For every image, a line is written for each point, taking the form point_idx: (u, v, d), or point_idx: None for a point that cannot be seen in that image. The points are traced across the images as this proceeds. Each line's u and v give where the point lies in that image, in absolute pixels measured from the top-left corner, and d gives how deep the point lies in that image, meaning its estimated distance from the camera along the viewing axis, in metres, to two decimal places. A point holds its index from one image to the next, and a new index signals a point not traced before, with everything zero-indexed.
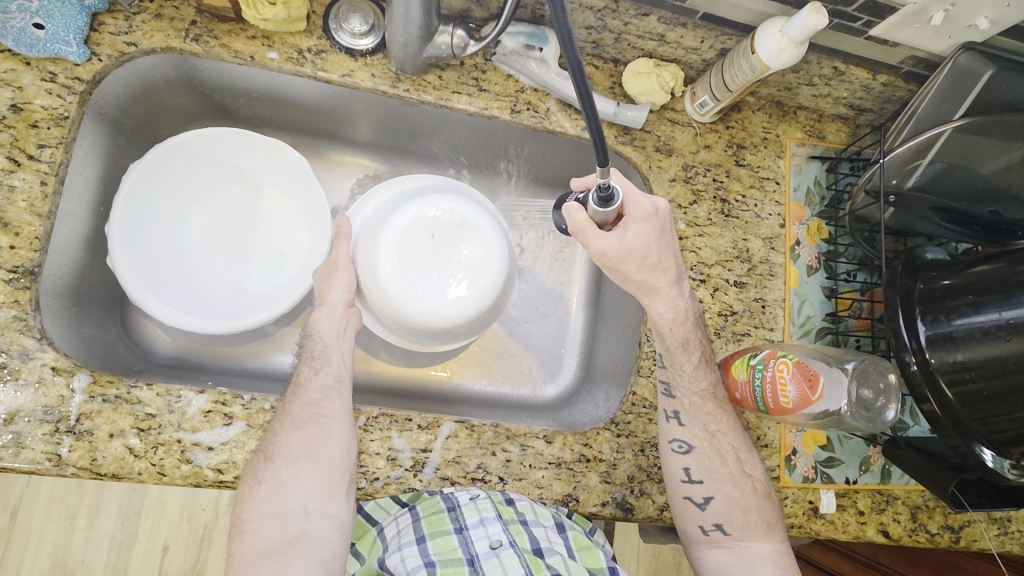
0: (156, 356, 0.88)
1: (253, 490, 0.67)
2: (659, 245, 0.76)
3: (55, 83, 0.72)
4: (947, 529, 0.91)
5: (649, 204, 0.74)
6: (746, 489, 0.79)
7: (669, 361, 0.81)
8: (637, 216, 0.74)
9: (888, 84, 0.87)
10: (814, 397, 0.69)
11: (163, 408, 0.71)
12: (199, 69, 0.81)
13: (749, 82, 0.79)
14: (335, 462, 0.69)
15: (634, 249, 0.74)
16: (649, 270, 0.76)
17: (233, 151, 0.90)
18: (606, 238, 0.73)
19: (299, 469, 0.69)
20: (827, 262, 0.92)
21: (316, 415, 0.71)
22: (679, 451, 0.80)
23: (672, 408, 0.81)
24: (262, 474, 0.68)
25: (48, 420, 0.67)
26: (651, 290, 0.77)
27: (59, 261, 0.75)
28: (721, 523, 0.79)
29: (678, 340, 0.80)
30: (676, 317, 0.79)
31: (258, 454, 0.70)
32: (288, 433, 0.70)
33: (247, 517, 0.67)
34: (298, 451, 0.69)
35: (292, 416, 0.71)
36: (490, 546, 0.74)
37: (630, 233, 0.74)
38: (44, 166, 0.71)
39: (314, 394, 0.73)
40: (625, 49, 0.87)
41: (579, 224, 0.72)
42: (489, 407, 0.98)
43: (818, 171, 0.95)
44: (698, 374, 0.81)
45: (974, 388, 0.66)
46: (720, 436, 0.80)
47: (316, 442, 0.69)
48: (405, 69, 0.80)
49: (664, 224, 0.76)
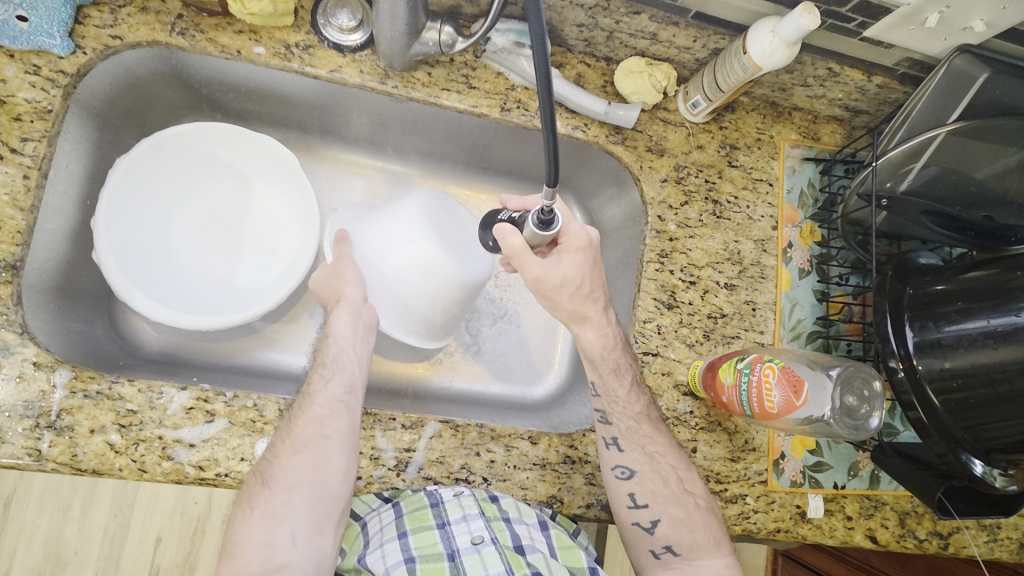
0: (143, 351, 0.87)
1: (246, 514, 0.67)
2: (592, 275, 0.77)
3: (39, 76, 0.71)
4: (936, 536, 0.91)
5: (584, 235, 0.75)
6: (690, 506, 0.79)
7: (603, 389, 0.82)
8: (574, 246, 0.74)
9: (883, 86, 0.86)
10: (798, 403, 0.68)
11: (144, 404, 0.70)
12: (186, 63, 0.81)
13: (741, 82, 0.78)
14: (331, 488, 0.69)
15: (567, 279, 0.75)
16: (581, 300, 0.77)
17: (222, 146, 0.89)
18: (541, 265, 0.73)
19: (293, 496, 0.69)
20: (819, 265, 0.91)
21: (319, 435, 0.70)
22: (622, 478, 0.79)
23: (611, 434, 0.81)
24: (256, 497, 0.68)
25: (28, 415, 0.67)
26: (582, 319, 0.78)
27: (42, 256, 0.74)
28: (671, 545, 0.79)
29: (610, 366, 0.80)
30: (606, 344, 0.80)
31: (255, 472, 0.69)
32: (290, 457, 0.70)
33: (236, 541, 0.67)
34: (297, 474, 0.69)
35: (294, 436, 0.71)
36: (471, 541, 0.72)
37: (563, 262, 0.75)
38: (26, 160, 0.70)
39: (319, 411, 0.73)
40: (617, 47, 0.86)
41: (515, 249, 0.71)
42: (477, 405, 0.97)
43: (812, 173, 0.94)
44: (631, 398, 0.81)
45: (960, 397, 0.65)
46: (659, 457, 0.80)
47: (316, 467, 0.69)
48: (393, 66, 0.79)
49: (597, 256, 0.77)
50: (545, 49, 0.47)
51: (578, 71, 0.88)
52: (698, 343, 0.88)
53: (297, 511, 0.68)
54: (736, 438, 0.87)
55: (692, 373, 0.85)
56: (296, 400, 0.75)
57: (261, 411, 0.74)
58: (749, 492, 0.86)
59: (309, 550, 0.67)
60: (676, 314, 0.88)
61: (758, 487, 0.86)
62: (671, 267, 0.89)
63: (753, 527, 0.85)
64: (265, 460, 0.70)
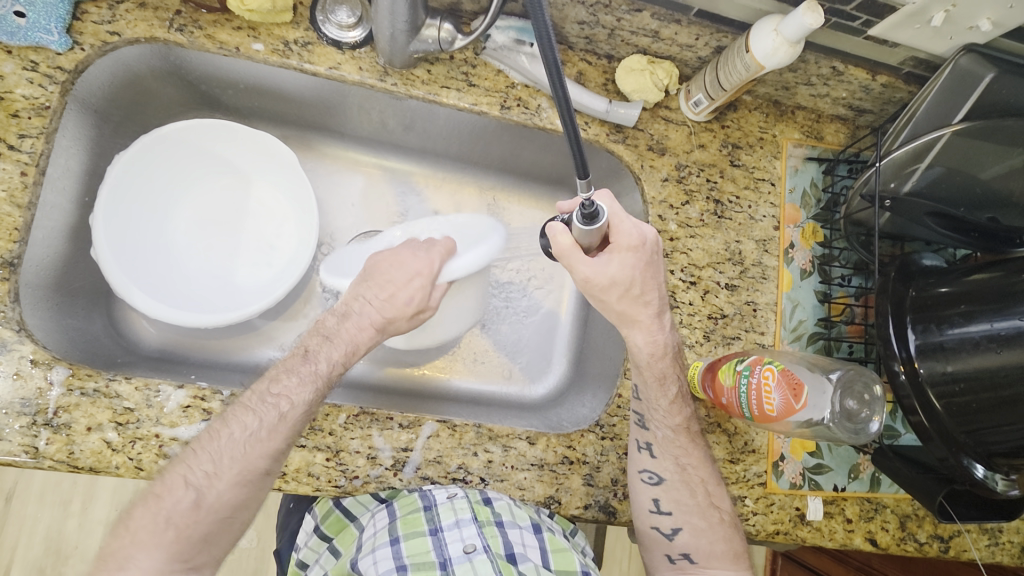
0: (141, 349, 0.87)
1: (154, 530, 0.62)
2: (643, 278, 0.72)
3: (37, 72, 0.71)
4: (936, 539, 0.90)
5: (637, 234, 0.70)
6: (713, 519, 0.80)
7: (644, 395, 0.81)
8: (625, 245, 0.70)
9: (888, 85, 0.86)
10: (798, 406, 0.67)
11: (141, 402, 0.70)
12: (184, 59, 0.80)
13: (744, 81, 0.77)
14: (238, 524, 0.67)
15: (617, 280, 0.71)
16: (630, 302, 0.73)
17: (222, 143, 0.89)
18: (589, 265, 0.69)
19: (205, 526, 0.64)
20: (821, 266, 0.90)
21: (264, 473, 0.67)
22: (649, 482, 0.80)
23: (645, 439, 0.81)
24: (175, 516, 0.63)
25: (25, 412, 0.67)
26: (630, 322, 0.75)
27: (40, 253, 0.74)
28: (689, 553, 0.81)
29: (655, 374, 0.79)
30: (653, 351, 0.77)
31: (187, 488, 0.63)
32: (229, 485, 0.65)
33: (128, 554, 0.61)
34: (226, 508, 0.65)
35: (241, 465, 0.65)
36: (464, 549, 0.73)
37: (614, 262, 0.70)
38: (24, 157, 0.70)
39: (281, 444, 0.67)
40: (618, 45, 0.85)
41: (564, 248, 0.67)
42: (476, 405, 0.96)
43: (815, 172, 0.93)
44: (672, 409, 0.81)
45: (962, 400, 0.64)
46: (691, 468, 0.81)
47: (242, 503, 0.66)
48: (393, 63, 0.79)
49: (650, 256, 0.72)
50: (552, 41, 0.44)
51: (579, 69, 0.88)
52: (698, 343, 0.87)
53: (209, 543, 0.64)
54: (735, 440, 0.87)
55: (692, 374, 0.85)
56: (256, 419, 0.67)
57: None
58: (748, 494, 0.86)
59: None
60: (677, 315, 0.87)
61: (758, 489, 0.86)
62: (672, 267, 0.88)
63: (752, 529, 0.85)
64: (205, 481, 0.64)
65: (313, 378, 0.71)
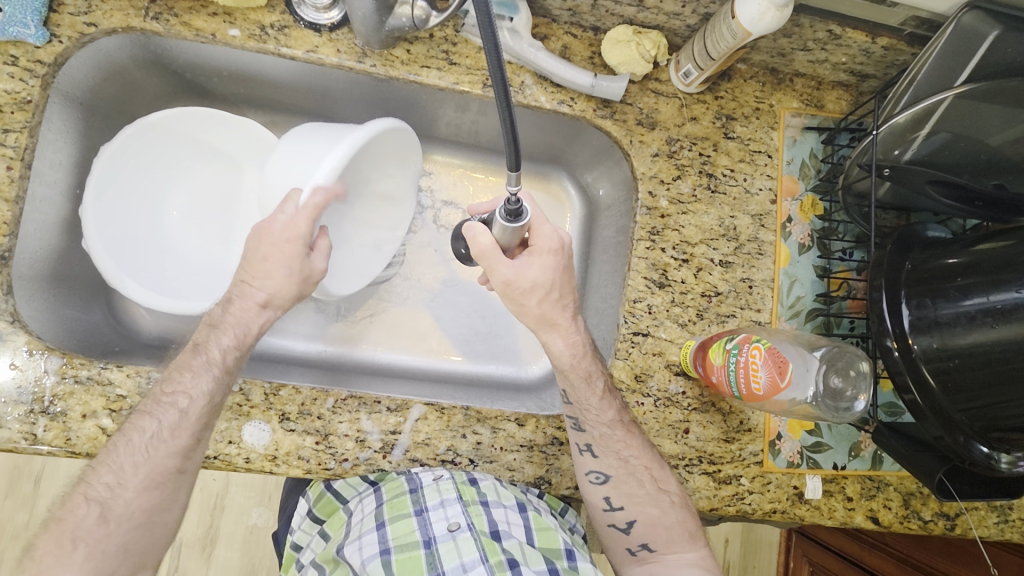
0: (140, 337, 0.89)
1: (60, 556, 0.63)
2: (563, 280, 0.74)
3: (17, 66, 0.72)
4: (942, 517, 0.88)
5: (556, 237, 0.72)
6: (665, 504, 0.78)
7: (575, 398, 0.78)
8: (546, 247, 0.72)
9: (889, 47, 0.81)
10: (783, 384, 0.66)
11: (133, 389, 0.72)
12: (165, 48, 0.80)
13: (731, 49, 0.74)
14: (168, 529, 0.69)
15: (538, 283, 0.72)
16: (551, 305, 0.75)
17: (210, 132, 0.90)
18: (511, 266, 0.70)
19: (126, 540, 0.66)
20: (821, 240, 0.87)
21: (175, 472, 0.68)
22: (596, 482, 0.79)
23: (585, 441, 0.78)
24: (82, 535, 0.64)
25: (23, 401, 0.69)
26: (551, 325, 0.76)
27: (33, 246, 0.76)
28: (648, 542, 0.80)
29: (582, 374, 0.77)
30: (575, 352, 0.77)
31: (88, 502, 0.65)
32: (135, 493, 0.67)
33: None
34: (136, 514, 0.66)
35: (145, 468, 0.67)
36: (448, 528, 0.72)
37: (534, 265, 0.71)
38: (9, 151, 0.71)
39: (185, 439, 0.68)
40: (603, 16, 0.83)
41: (485, 248, 0.68)
42: (458, 385, 0.96)
43: (815, 143, 0.90)
44: (604, 404, 0.78)
45: (957, 377, 0.62)
46: (634, 459, 0.79)
47: (161, 506, 0.68)
48: (370, 44, 0.78)
49: (569, 259, 0.75)
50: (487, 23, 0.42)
51: (563, 43, 0.85)
52: (691, 322, 0.86)
53: (130, 551, 0.66)
54: (730, 419, 0.85)
55: (684, 353, 0.83)
56: (154, 420, 0.68)
57: (247, 396, 0.74)
58: (744, 473, 0.84)
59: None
60: (669, 294, 0.86)
61: (754, 468, 0.85)
62: (662, 245, 0.86)
63: (749, 508, 0.84)
64: (108, 494, 0.66)
65: (203, 366, 0.71)
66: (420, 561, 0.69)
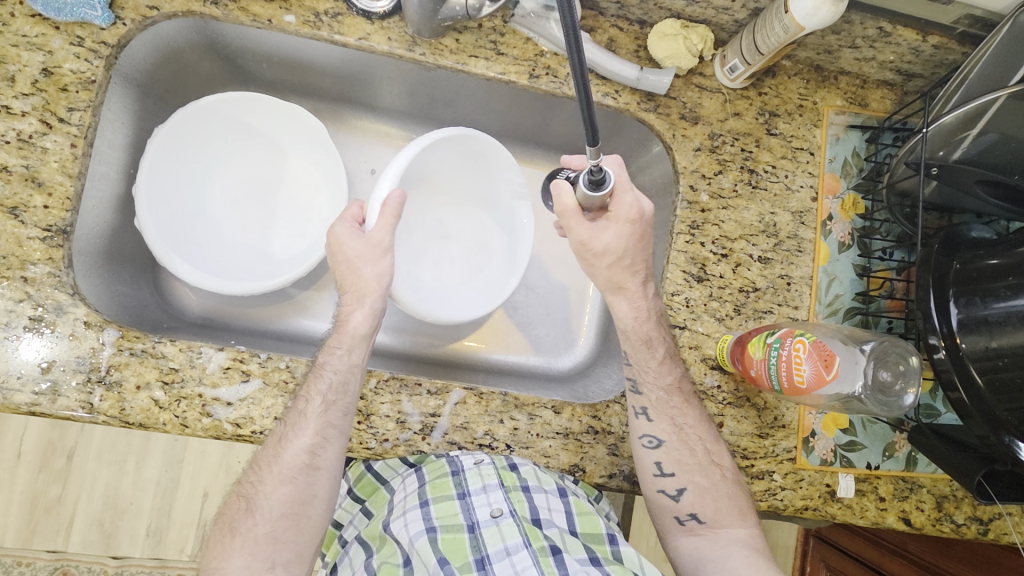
0: (185, 315, 0.92)
1: (227, 540, 0.70)
2: (636, 248, 0.78)
3: (83, 47, 0.74)
4: (975, 521, 0.88)
5: (636, 208, 0.76)
6: (715, 477, 0.80)
7: (634, 359, 0.82)
8: (624, 216, 0.76)
9: (940, 46, 0.81)
10: (828, 377, 0.66)
11: (185, 363, 0.74)
12: (220, 33, 0.82)
13: (782, 44, 0.74)
14: (314, 521, 0.72)
15: (611, 248, 0.77)
16: (620, 270, 0.79)
17: (257, 116, 0.92)
18: (587, 228, 0.76)
19: (276, 528, 0.70)
20: (861, 239, 0.87)
21: (308, 466, 0.71)
22: (650, 446, 0.80)
23: (641, 404, 0.81)
24: (238, 523, 0.70)
25: (81, 370, 0.71)
26: (618, 289, 0.80)
27: (91, 223, 0.78)
28: (696, 513, 0.80)
29: (641, 337, 0.81)
30: (638, 317, 0.81)
31: (243, 499, 0.72)
32: (276, 487, 0.71)
33: (218, 564, 0.68)
34: (280, 506, 0.71)
35: (281, 464, 0.71)
36: (491, 514, 0.75)
37: (609, 231, 0.77)
38: (73, 129, 0.73)
39: (314, 433, 0.71)
40: (651, 9, 0.83)
41: (568, 209, 0.74)
42: (515, 376, 0.98)
43: (858, 141, 0.89)
44: (662, 369, 0.81)
45: (1005, 376, 0.61)
46: (687, 429, 0.80)
47: (302, 498, 0.71)
48: (421, 32, 0.79)
49: (646, 230, 0.78)
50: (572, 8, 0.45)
51: (610, 36, 0.86)
52: (729, 317, 0.86)
53: (281, 541, 0.70)
54: (765, 414, 0.86)
55: (721, 347, 0.83)
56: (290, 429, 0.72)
57: (293, 373, 0.76)
58: (776, 469, 0.85)
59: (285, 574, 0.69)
60: (707, 288, 0.86)
61: (787, 464, 0.85)
62: (702, 239, 0.87)
63: (781, 504, 0.84)
64: (253, 490, 0.72)
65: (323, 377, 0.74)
66: (465, 543, 0.72)
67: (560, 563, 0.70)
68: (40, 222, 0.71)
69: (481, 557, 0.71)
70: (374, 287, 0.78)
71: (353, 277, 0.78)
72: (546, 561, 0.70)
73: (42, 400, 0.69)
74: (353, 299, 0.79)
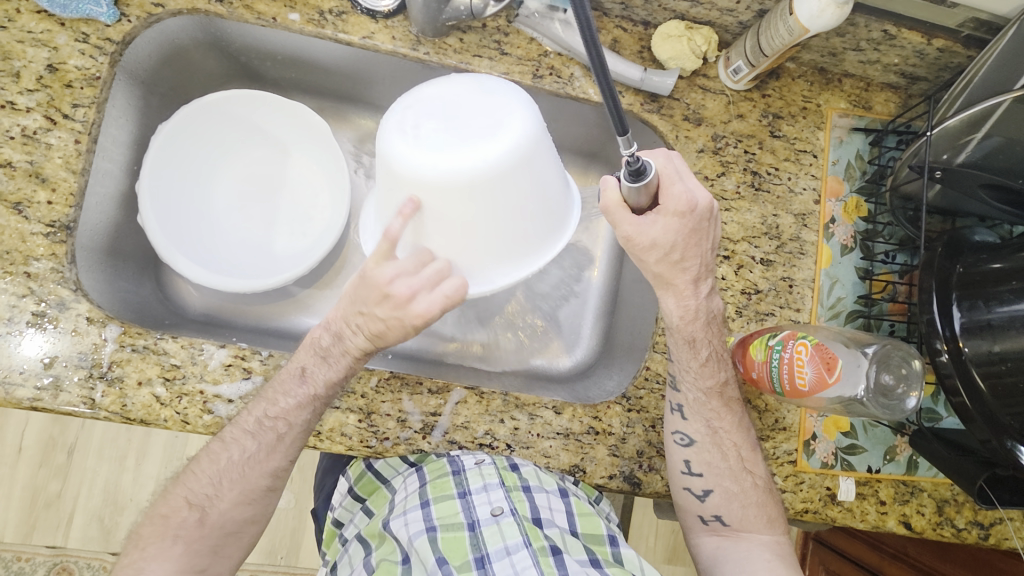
0: (187, 312, 0.91)
1: (166, 546, 0.68)
2: (686, 243, 0.70)
3: (88, 44, 0.74)
4: (976, 525, 0.87)
5: (686, 199, 0.68)
6: (746, 484, 0.80)
7: (676, 356, 0.80)
8: (671, 209, 0.68)
9: (945, 49, 0.81)
10: (831, 380, 0.66)
11: (187, 359, 0.74)
12: (225, 30, 0.82)
13: (786, 46, 0.74)
14: (250, 537, 0.73)
15: (658, 242, 0.69)
16: (669, 266, 0.72)
17: (260, 113, 0.91)
18: (632, 221, 0.68)
19: (219, 541, 0.71)
20: (864, 242, 0.87)
21: (265, 490, 0.73)
22: (681, 443, 0.80)
23: (678, 401, 0.81)
24: (181, 530, 0.69)
25: (82, 365, 0.71)
26: (666, 285, 0.73)
27: (94, 219, 0.79)
28: (722, 515, 0.81)
29: (685, 337, 0.77)
30: (683, 316, 0.75)
31: (191, 507, 0.70)
32: (230, 504, 0.71)
33: (142, 566, 0.67)
34: (231, 521, 0.71)
35: (244, 481, 0.71)
36: (491, 512, 0.75)
37: (658, 224, 0.69)
38: (78, 126, 0.73)
39: (279, 463, 0.72)
40: (655, 10, 0.83)
41: (611, 205, 0.68)
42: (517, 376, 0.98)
43: (861, 144, 0.89)
44: (704, 372, 0.80)
45: (1008, 381, 0.61)
46: (722, 432, 0.81)
47: (251, 518, 0.73)
48: (425, 32, 0.79)
49: (698, 223, 0.70)
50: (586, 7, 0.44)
51: (614, 36, 0.86)
52: (730, 318, 0.86)
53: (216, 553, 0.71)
54: (765, 416, 0.86)
55: None
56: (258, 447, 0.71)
57: None
58: (777, 472, 0.84)
59: None
60: None
61: (787, 467, 0.85)
62: None
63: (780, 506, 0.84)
64: (206, 499, 0.70)
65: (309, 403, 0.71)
66: (465, 542, 0.72)
67: (560, 563, 0.70)
68: (43, 218, 0.72)
69: (481, 556, 0.71)
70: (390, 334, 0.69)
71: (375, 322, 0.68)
72: (546, 561, 0.69)
73: (43, 396, 0.69)
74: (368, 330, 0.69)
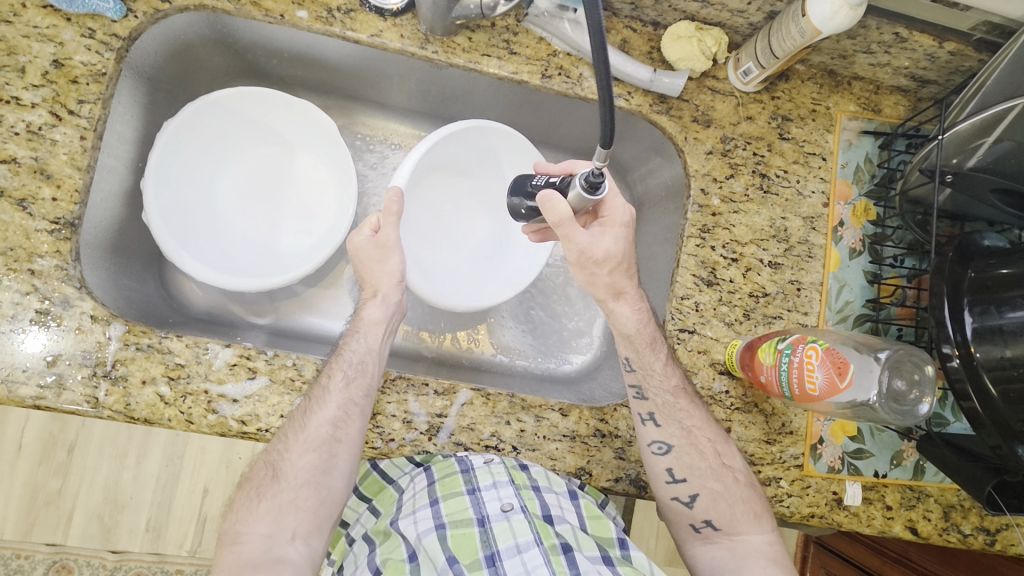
0: (190, 310, 0.91)
1: (253, 505, 0.72)
2: (631, 253, 0.77)
3: (94, 39, 0.73)
4: (982, 531, 0.87)
5: (629, 211, 0.76)
6: (727, 480, 0.79)
7: (638, 364, 0.81)
8: (619, 220, 0.75)
9: (956, 53, 0.80)
10: (842, 385, 0.66)
11: (191, 359, 0.73)
12: (231, 27, 0.82)
13: (797, 48, 0.73)
14: (333, 493, 0.73)
15: (611, 253, 0.75)
16: (619, 276, 0.78)
17: (266, 111, 0.91)
18: (585, 236, 0.73)
19: (299, 496, 0.72)
20: (872, 245, 0.87)
21: (330, 437, 0.72)
22: (659, 453, 0.79)
23: (647, 410, 0.80)
24: (264, 489, 0.72)
25: (86, 364, 0.70)
26: (618, 294, 0.79)
27: (99, 215, 0.78)
28: (711, 519, 0.80)
29: (645, 341, 0.80)
30: (641, 318, 0.80)
31: (268, 467, 0.73)
32: (299, 455, 0.72)
33: (240, 529, 0.71)
34: (305, 474, 0.72)
35: (306, 434, 0.72)
36: (501, 508, 0.73)
37: (607, 237, 0.75)
38: (83, 122, 0.73)
39: (336, 410, 0.72)
40: (665, 11, 0.83)
41: (562, 217, 0.68)
42: (521, 377, 0.97)
43: (871, 147, 0.89)
44: (668, 371, 0.81)
45: (1020, 387, 0.61)
46: (695, 430, 0.80)
47: (323, 470, 0.72)
48: (434, 30, 0.78)
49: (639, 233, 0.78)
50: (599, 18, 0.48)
51: (623, 37, 0.85)
52: (738, 322, 0.85)
53: (301, 507, 0.72)
54: (772, 420, 0.85)
55: (730, 353, 0.83)
56: (314, 400, 0.73)
57: (300, 370, 0.76)
58: (783, 476, 0.84)
59: (304, 548, 0.70)
60: (716, 292, 0.86)
61: (794, 471, 0.84)
62: (712, 243, 0.86)
63: (787, 510, 0.83)
64: (278, 456, 0.72)
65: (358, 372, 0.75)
66: (474, 538, 0.72)
67: (571, 561, 0.70)
68: (47, 214, 0.71)
69: (492, 553, 0.70)
70: (386, 280, 0.82)
71: (367, 275, 0.82)
72: (557, 559, 0.70)
73: (47, 394, 0.69)
74: (369, 294, 0.82)
